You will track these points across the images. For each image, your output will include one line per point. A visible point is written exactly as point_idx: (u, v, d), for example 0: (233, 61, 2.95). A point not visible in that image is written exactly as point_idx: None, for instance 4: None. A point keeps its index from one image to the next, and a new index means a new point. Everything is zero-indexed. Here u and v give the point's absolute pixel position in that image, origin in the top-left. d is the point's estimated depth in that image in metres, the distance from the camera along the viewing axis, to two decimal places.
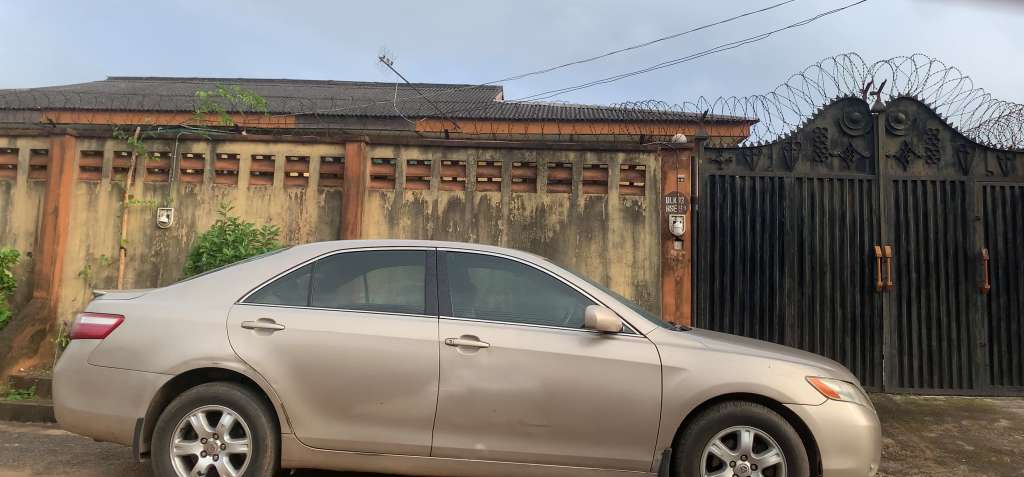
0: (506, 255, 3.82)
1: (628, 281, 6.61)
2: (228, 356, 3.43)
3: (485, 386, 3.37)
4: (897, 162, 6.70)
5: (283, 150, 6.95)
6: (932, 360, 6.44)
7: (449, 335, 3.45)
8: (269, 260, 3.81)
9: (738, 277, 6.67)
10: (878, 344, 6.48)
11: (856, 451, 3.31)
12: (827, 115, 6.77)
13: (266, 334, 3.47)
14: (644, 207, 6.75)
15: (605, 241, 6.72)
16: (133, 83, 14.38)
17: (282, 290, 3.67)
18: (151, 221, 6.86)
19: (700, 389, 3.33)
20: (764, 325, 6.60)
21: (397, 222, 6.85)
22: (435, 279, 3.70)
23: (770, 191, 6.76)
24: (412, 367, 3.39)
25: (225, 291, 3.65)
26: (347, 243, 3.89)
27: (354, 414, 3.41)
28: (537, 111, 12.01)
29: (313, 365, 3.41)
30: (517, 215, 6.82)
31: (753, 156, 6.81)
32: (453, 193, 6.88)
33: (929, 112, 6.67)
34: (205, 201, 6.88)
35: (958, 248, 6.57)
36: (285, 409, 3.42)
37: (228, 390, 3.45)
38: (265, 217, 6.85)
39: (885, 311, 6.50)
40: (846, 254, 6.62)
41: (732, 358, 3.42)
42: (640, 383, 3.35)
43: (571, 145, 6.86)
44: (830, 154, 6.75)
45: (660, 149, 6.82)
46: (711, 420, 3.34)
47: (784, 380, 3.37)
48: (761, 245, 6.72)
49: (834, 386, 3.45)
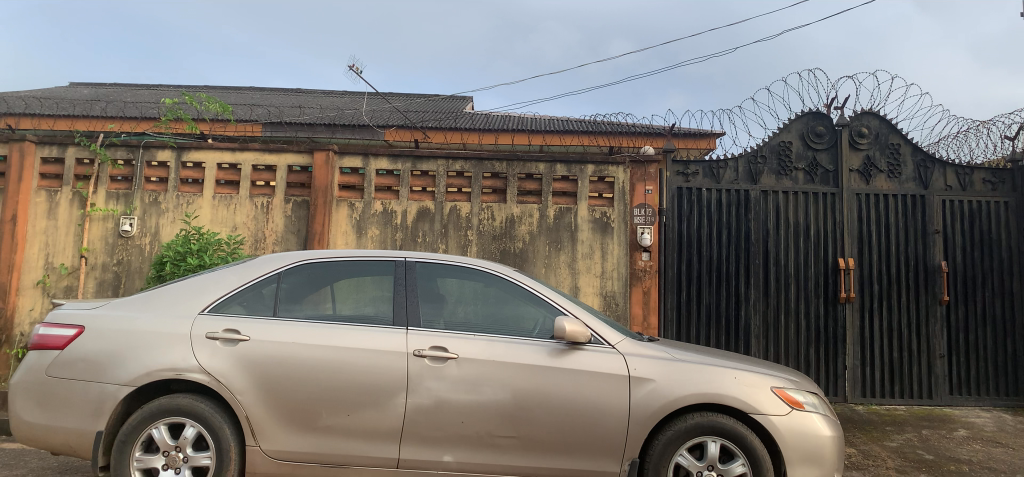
0: (476, 266, 3.82)
1: (596, 291, 6.64)
2: (192, 367, 3.37)
3: (453, 397, 3.35)
4: (860, 176, 6.82)
5: (249, 158, 6.87)
6: (893, 371, 6.56)
7: (418, 345, 3.43)
8: (235, 270, 3.76)
9: (705, 288, 6.74)
10: (842, 355, 6.57)
11: (821, 460, 3.35)
12: (792, 129, 6.88)
13: (231, 345, 3.42)
14: (612, 219, 6.79)
15: (574, 251, 6.74)
16: (95, 90, 14.15)
17: (248, 301, 3.62)
18: (114, 230, 6.73)
19: (668, 400, 3.35)
20: (729, 337, 6.67)
21: (366, 232, 6.80)
22: (405, 289, 3.68)
23: (736, 204, 6.83)
24: (380, 379, 3.36)
25: (189, 302, 3.59)
26: (314, 254, 3.86)
27: (320, 426, 3.37)
28: (506, 121, 12.03)
29: (279, 376, 3.37)
30: (486, 225, 6.82)
31: (720, 169, 6.89)
32: (422, 204, 6.87)
33: (891, 126, 6.82)
34: (169, 209, 6.77)
35: (919, 260, 6.70)
36: (249, 421, 3.37)
37: (192, 402, 3.39)
38: (230, 227, 6.76)
39: (848, 322, 6.60)
40: (810, 266, 6.71)
41: (698, 369, 3.44)
42: (608, 393, 3.36)
43: (541, 157, 6.89)
44: (794, 168, 6.85)
45: (628, 162, 6.85)
46: (679, 430, 3.36)
47: (750, 391, 3.40)
48: (727, 257, 6.79)
49: (799, 396, 3.49)
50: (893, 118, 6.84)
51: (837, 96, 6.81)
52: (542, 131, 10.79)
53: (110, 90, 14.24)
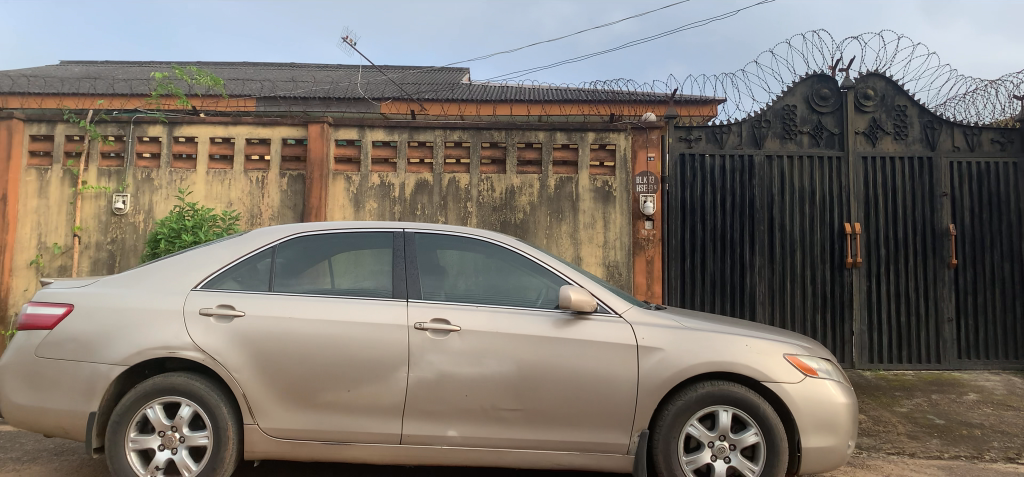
0: (477, 236, 3.70)
1: (599, 261, 6.54)
2: (185, 345, 3.27)
3: (456, 370, 3.25)
4: (866, 138, 6.68)
5: (243, 132, 6.73)
6: (901, 336, 6.47)
7: (418, 318, 3.33)
8: (228, 245, 3.64)
9: (710, 256, 6.63)
10: (849, 320, 6.48)
11: (835, 428, 3.27)
12: (796, 92, 6.73)
13: (226, 321, 3.32)
14: (615, 188, 6.66)
15: (576, 221, 6.62)
16: (85, 67, 13.89)
17: (243, 275, 3.52)
18: (106, 207, 6.60)
19: (678, 369, 3.25)
20: (734, 304, 6.58)
21: (363, 206, 6.68)
22: (404, 261, 3.57)
23: (740, 170, 6.70)
24: (381, 354, 3.26)
25: (181, 278, 3.48)
26: (311, 226, 3.74)
27: (319, 403, 3.28)
28: (504, 91, 11.84)
29: (276, 352, 3.27)
30: (486, 196, 6.70)
31: (723, 133, 6.75)
32: (420, 176, 6.73)
33: (898, 88, 6.66)
34: (162, 185, 6.63)
35: (927, 223, 6.59)
36: (246, 399, 3.27)
37: (187, 381, 3.29)
38: (225, 202, 6.64)
39: (855, 287, 6.51)
40: (816, 231, 6.61)
41: (707, 337, 3.34)
42: (615, 363, 3.26)
43: (540, 125, 6.75)
44: (799, 131, 6.71)
45: (630, 128, 6.71)
46: (690, 401, 3.26)
47: (762, 359, 3.31)
48: (732, 224, 6.67)
49: (812, 363, 3.40)
50: (899, 79, 6.68)
51: (841, 58, 6.65)
52: (540, 100, 10.61)
53: (100, 67, 14.02)
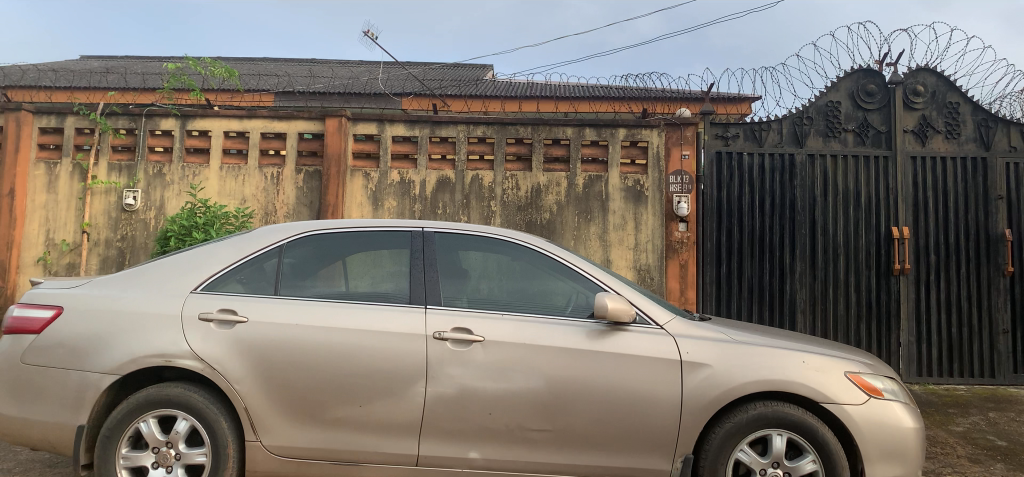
0: (502, 236, 3.38)
1: (629, 265, 6.24)
2: (182, 353, 2.98)
3: (479, 385, 2.94)
4: (915, 137, 6.27)
5: (258, 126, 6.46)
6: (951, 348, 6.07)
7: (438, 327, 3.01)
8: (232, 243, 3.35)
9: (747, 260, 6.27)
10: (895, 331, 6.09)
11: (903, 456, 2.91)
12: (841, 88, 6.33)
13: (227, 328, 3.03)
14: (646, 188, 6.34)
15: (605, 222, 6.31)
16: (105, 62, 13.74)
17: (247, 277, 3.22)
18: (117, 203, 6.35)
19: (726, 388, 2.91)
20: (773, 311, 6.21)
21: (382, 204, 6.39)
22: (422, 264, 3.26)
23: (780, 169, 6.33)
24: (396, 366, 2.95)
25: (180, 279, 3.19)
26: (322, 224, 3.44)
27: (328, 419, 2.98)
28: (529, 88, 11.53)
29: (281, 362, 2.98)
30: (510, 195, 6.38)
31: (763, 131, 6.37)
32: (442, 173, 6.42)
33: (950, 83, 6.23)
34: (174, 181, 6.38)
35: (980, 227, 6.17)
36: (248, 414, 2.98)
37: (184, 392, 3.00)
38: (239, 199, 6.37)
39: (902, 295, 6.11)
40: (861, 235, 6.22)
41: (758, 352, 3.00)
42: (656, 380, 2.93)
43: (568, 120, 6.42)
44: (843, 129, 6.32)
45: (663, 125, 6.39)
46: (739, 423, 2.92)
47: (820, 377, 2.96)
48: (771, 226, 6.31)
49: (877, 382, 3.04)
50: (952, 74, 6.27)
51: (890, 51, 6.24)
52: (567, 96, 10.28)
53: (120, 61, 13.88)
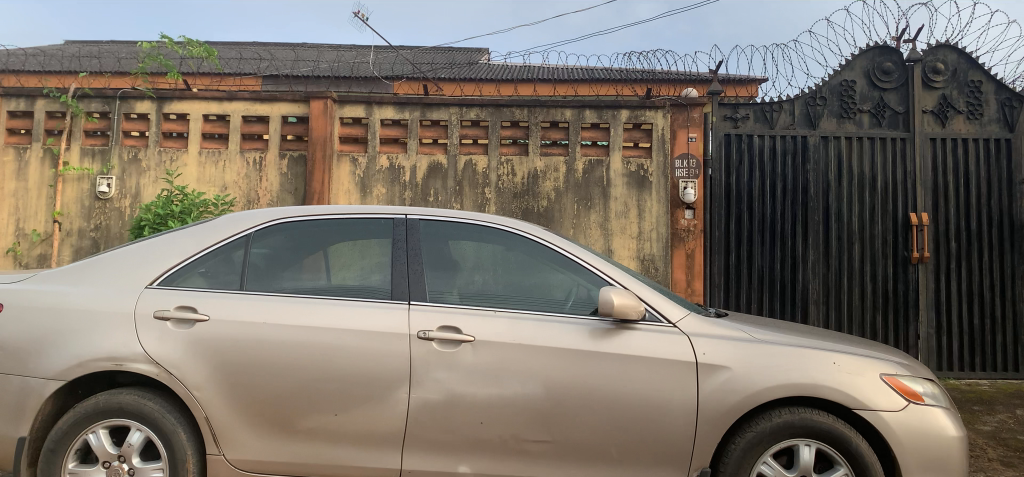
0: (496, 223, 3.03)
1: (632, 254, 5.91)
2: (135, 356, 2.65)
3: (469, 391, 2.61)
4: (934, 118, 5.93)
5: (239, 108, 6.10)
6: (973, 340, 5.75)
7: (423, 325, 2.68)
8: (195, 232, 3.01)
9: (757, 248, 5.93)
10: (914, 322, 5.76)
11: (948, 469, 2.58)
12: (855, 66, 5.96)
13: (185, 327, 2.69)
14: (651, 172, 6.00)
15: (607, 209, 5.98)
16: (88, 47, 13.31)
17: (210, 270, 2.88)
18: (90, 191, 6.01)
19: (747, 394, 2.59)
20: (783, 303, 5.88)
21: (370, 190, 6.04)
22: (406, 254, 2.92)
23: (792, 152, 5.99)
24: (375, 370, 2.62)
25: (135, 271, 2.85)
26: (295, 210, 3.09)
27: (299, 429, 2.65)
28: (527, 71, 11.16)
29: (246, 366, 2.65)
30: (507, 181, 6.04)
31: (773, 112, 6.03)
32: (434, 157, 6.08)
33: (971, 61, 5.88)
34: (150, 167, 6.03)
35: (1003, 213, 5.84)
36: (210, 424, 2.66)
37: (138, 400, 2.67)
38: (219, 186, 6.03)
39: (921, 285, 5.78)
40: (877, 222, 5.88)
41: (783, 352, 2.66)
42: (668, 384, 2.60)
43: (567, 102, 6.08)
44: (858, 110, 5.97)
45: (668, 105, 6.06)
46: (763, 433, 2.60)
47: (852, 380, 2.63)
48: (782, 213, 5.97)
49: (916, 385, 2.71)
50: (973, 51, 5.91)
51: (908, 26, 5.87)
52: (565, 79, 9.91)
53: (105, 46, 13.52)
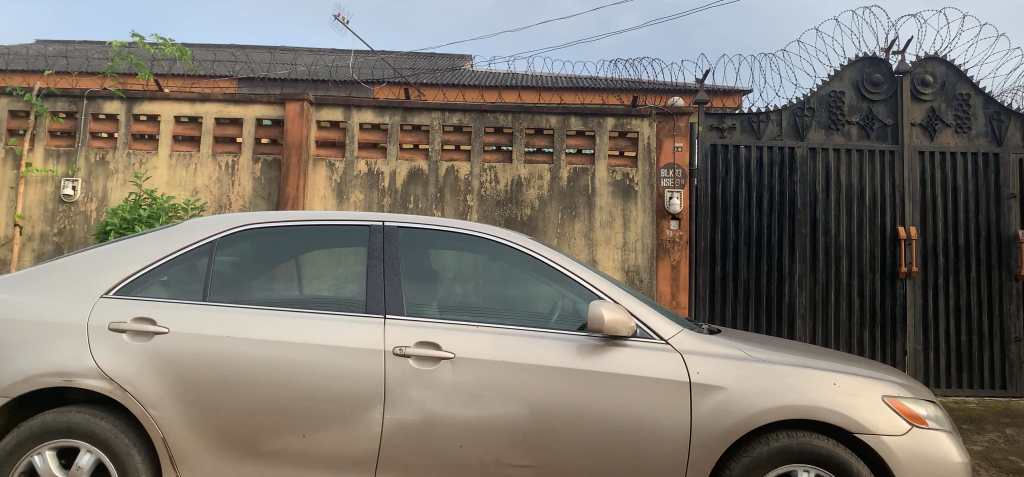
0: (478, 232, 2.86)
1: (617, 265, 5.76)
2: (87, 371, 2.45)
3: (448, 412, 2.44)
4: (923, 131, 5.85)
5: (212, 110, 5.90)
6: (960, 356, 5.66)
7: (399, 341, 2.50)
8: (157, 237, 2.81)
9: (743, 261, 5.81)
10: (901, 338, 5.66)
11: None
12: (844, 77, 5.88)
13: (142, 340, 2.50)
14: (636, 182, 5.87)
15: (591, 219, 5.83)
16: (61, 47, 13.00)
17: (172, 279, 2.69)
18: (54, 194, 5.77)
19: (743, 416, 2.44)
20: (770, 317, 5.76)
21: (347, 197, 5.85)
22: (382, 264, 2.74)
23: (779, 163, 5.88)
24: (346, 388, 2.45)
25: (90, 279, 2.65)
26: (264, 216, 2.90)
27: (264, 450, 2.47)
28: (510, 78, 11.01)
29: (208, 383, 2.46)
30: (489, 189, 5.88)
31: (760, 122, 5.92)
32: (414, 163, 5.91)
33: (960, 73, 5.82)
34: (118, 170, 5.80)
35: (991, 228, 5.76)
36: (167, 445, 2.46)
37: (89, 419, 2.47)
38: (190, 190, 5.81)
39: (909, 301, 5.68)
40: (865, 236, 5.78)
41: (781, 372, 2.52)
42: (660, 405, 2.44)
43: (552, 108, 5.94)
44: (846, 122, 5.88)
45: (655, 114, 5.93)
46: (760, 458, 2.45)
47: (854, 402, 2.48)
48: (769, 225, 5.85)
49: (919, 408, 2.57)
50: (962, 63, 5.85)
51: (897, 38, 5.79)
52: (549, 87, 9.78)
53: (78, 46, 13.23)
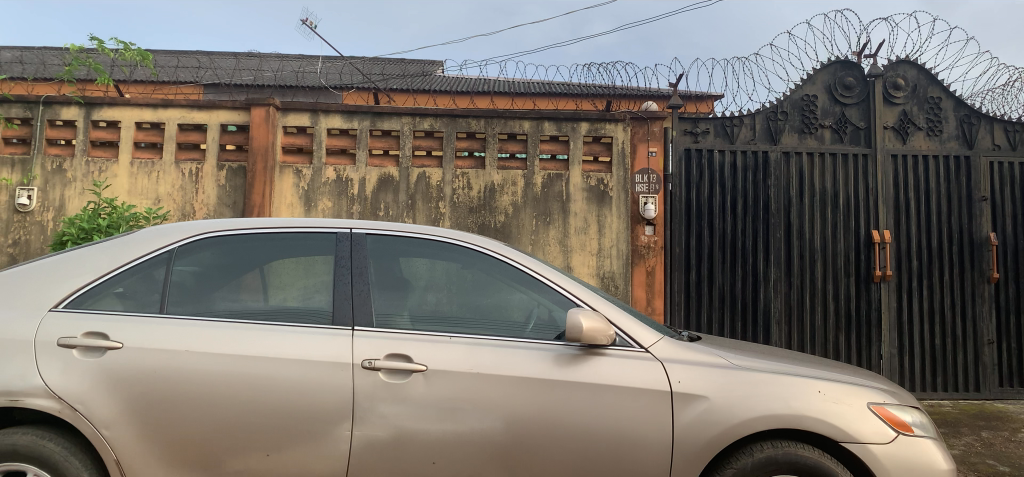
0: (451, 238, 2.75)
1: (592, 272, 5.68)
2: (34, 390, 2.30)
3: (420, 427, 2.32)
4: (895, 134, 5.85)
5: (175, 116, 5.73)
6: (934, 360, 5.65)
7: (368, 354, 2.38)
8: (111, 246, 2.66)
9: (718, 266, 5.76)
10: (876, 342, 5.64)
11: None
12: (817, 81, 5.87)
13: (94, 356, 2.35)
14: (611, 187, 5.80)
15: (566, 225, 5.74)
16: (20, 52, 12.68)
17: (127, 291, 2.54)
18: (9, 203, 5.57)
19: (727, 427, 2.35)
20: (745, 322, 5.71)
21: (316, 204, 5.71)
22: (350, 273, 2.61)
23: (753, 168, 5.85)
24: (312, 403, 2.32)
25: (39, 292, 2.50)
26: (227, 223, 2.76)
27: (225, 471, 2.33)
28: (482, 84, 10.91)
29: (165, 400, 2.32)
30: (461, 196, 5.77)
31: (734, 126, 5.89)
32: (384, 170, 5.78)
33: (930, 77, 5.84)
34: (77, 178, 5.60)
35: (964, 231, 5.77)
36: (121, 468, 2.31)
37: (36, 441, 2.31)
38: (152, 199, 5.63)
39: (883, 304, 5.67)
40: (839, 240, 5.76)
41: (765, 380, 2.43)
42: (642, 416, 2.35)
43: (525, 113, 5.85)
44: (820, 125, 5.86)
45: (628, 118, 5.87)
46: (745, 469, 2.36)
47: (840, 410, 2.41)
48: (744, 230, 5.81)
49: (905, 415, 2.51)
50: (933, 67, 5.87)
51: (869, 41, 5.79)
52: (522, 93, 9.70)
53: (38, 51, 12.91)
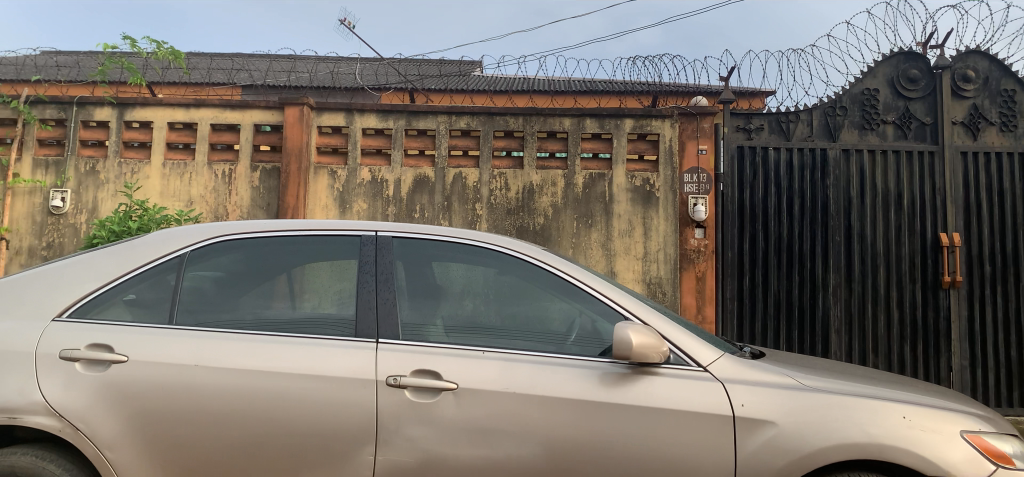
0: (486, 241, 2.50)
1: (637, 277, 5.40)
2: (33, 407, 2.12)
3: (451, 451, 2.08)
4: (965, 130, 5.45)
5: (207, 115, 5.60)
6: (1009, 373, 5.24)
7: (393, 369, 2.15)
8: (121, 250, 2.48)
9: (773, 271, 5.43)
10: (945, 354, 5.25)
11: None
12: (878, 74, 5.50)
13: (97, 370, 2.16)
14: (657, 187, 5.51)
15: (609, 228, 5.47)
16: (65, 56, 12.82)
17: (136, 299, 2.35)
18: (42, 205, 5.50)
19: (798, 457, 2.06)
20: (802, 332, 5.37)
21: (350, 206, 5.53)
22: (375, 280, 2.38)
23: (809, 167, 5.50)
24: (331, 424, 2.10)
25: (43, 299, 2.33)
26: (244, 225, 2.55)
27: None
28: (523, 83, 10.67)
29: (171, 419, 2.12)
30: (499, 197, 5.54)
31: (789, 123, 5.56)
32: (420, 170, 5.58)
33: (1004, 68, 5.43)
34: (109, 180, 5.51)
35: None
36: None
37: (35, 462, 2.13)
38: (184, 201, 5.51)
39: (953, 313, 5.28)
40: (904, 244, 5.38)
41: (840, 403, 2.14)
42: (699, 443, 2.08)
43: (566, 110, 5.59)
44: (882, 121, 5.50)
45: (676, 115, 5.58)
46: None
47: (928, 439, 2.10)
48: (800, 232, 5.47)
49: (1002, 445, 2.19)
50: (1007, 58, 5.46)
51: (935, 31, 5.42)
52: (563, 92, 9.43)
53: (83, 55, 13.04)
